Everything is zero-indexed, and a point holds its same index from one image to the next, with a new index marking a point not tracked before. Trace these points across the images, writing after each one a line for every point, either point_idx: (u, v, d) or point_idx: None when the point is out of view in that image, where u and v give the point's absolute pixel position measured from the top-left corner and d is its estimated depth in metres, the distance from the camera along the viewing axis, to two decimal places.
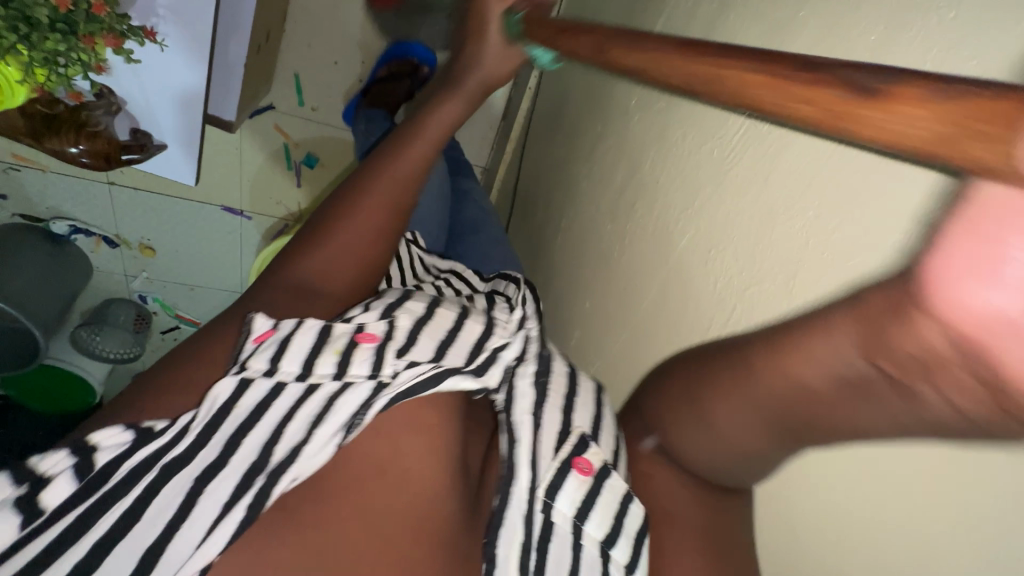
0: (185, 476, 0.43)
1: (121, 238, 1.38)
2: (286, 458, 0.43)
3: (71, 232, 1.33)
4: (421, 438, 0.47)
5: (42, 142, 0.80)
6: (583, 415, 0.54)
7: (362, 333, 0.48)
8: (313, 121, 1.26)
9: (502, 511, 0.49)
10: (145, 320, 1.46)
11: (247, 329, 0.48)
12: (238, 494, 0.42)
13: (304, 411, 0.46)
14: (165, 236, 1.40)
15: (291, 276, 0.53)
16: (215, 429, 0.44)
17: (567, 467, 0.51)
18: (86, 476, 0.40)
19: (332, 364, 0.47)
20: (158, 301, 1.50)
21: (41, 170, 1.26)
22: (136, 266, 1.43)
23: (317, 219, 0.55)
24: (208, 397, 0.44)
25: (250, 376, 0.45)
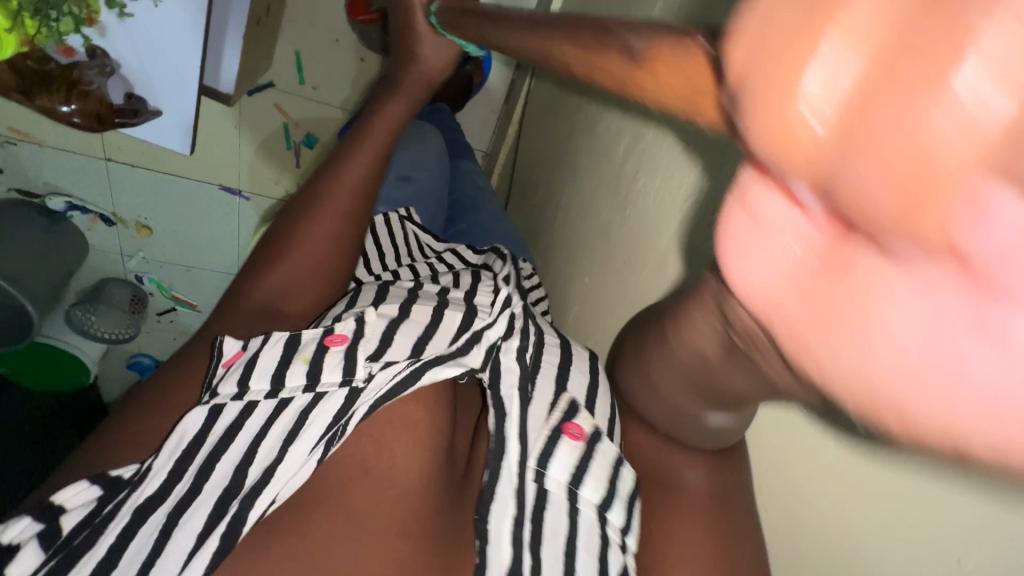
0: (158, 518, 0.41)
1: (118, 217, 1.37)
2: (263, 475, 0.43)
3: (67, 209, 1.32)
4: (407, 438, 0.45)
5: (32, 99, 0.78)
6: (577, 385, 0.54)
7: (330, 337, 0.50)
8: (314, 100, 1.24)
9: (494, 486, 0.46)
10: (140, 302, 1.46)
11: (218, 353, 0.49)
12: (215, 519, 0.41)
13: (280, 426, 0.46)
14: (162, 215, 1.39)
15: (256, 301, 0.53)
16: (189, 462, 0.44)
17: (558, 434, 0.50)
18: (52, 544, 0.40)
19: (303, 375, 0.48)
20: (155, 282, 1.49)
21: (38, 146, 1.24)
22: (132, 246, 1.42)
23: (279, 236, 0.56)
24: (175, 433, 0.44)
25: (219, 404, 0.46)
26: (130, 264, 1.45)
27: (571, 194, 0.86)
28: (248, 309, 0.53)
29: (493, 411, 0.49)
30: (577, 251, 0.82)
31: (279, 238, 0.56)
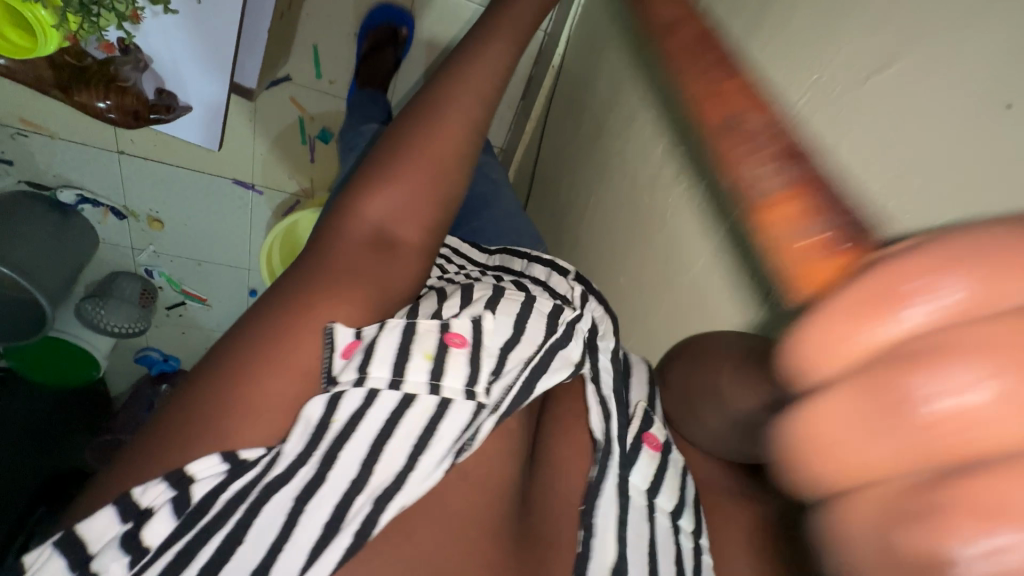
0: (283, 499, 0.40)
1: (129, 210, 1.36)
2: (395, 480, 0.41)
3: (78, 202, 1.31)
4: (502, 436, 0.49)
5: (71, 95, 0.81)
6: (639, 391, 0.60)
7: (451, 335, 0.47)
8: (329, 95, 1.24)
9: (600, 483, 0.50)
10: (150, 295, 1.46)
11: (330, 342, 0.44)
12: (340, 517, 0.39)
13: (406, 427, 0.43)
14: (173, 209, 1.37)
15: (359, 239, 0.51)
16: (315, 445, 0.41)
17: (639, 443, 0.55)
18: (185, 512, 0.38)
19: (427, 372, 0.45)
20: (164, 276, 1.48)
21: (51, 138, 1.21)
22: (143, 240, 1.41)
23: (379, 186, 0.53)
24: (301, 418, 0.41)
25: (341, 390, 0.42)
26: (141, 258, 1.44)
27: (599, 196, 0.87)
28: (355, 248, 0.50)
29: (596, 409, 0.53)
30: (610, 251, 0.84)
31: (378, 174, 0.53)
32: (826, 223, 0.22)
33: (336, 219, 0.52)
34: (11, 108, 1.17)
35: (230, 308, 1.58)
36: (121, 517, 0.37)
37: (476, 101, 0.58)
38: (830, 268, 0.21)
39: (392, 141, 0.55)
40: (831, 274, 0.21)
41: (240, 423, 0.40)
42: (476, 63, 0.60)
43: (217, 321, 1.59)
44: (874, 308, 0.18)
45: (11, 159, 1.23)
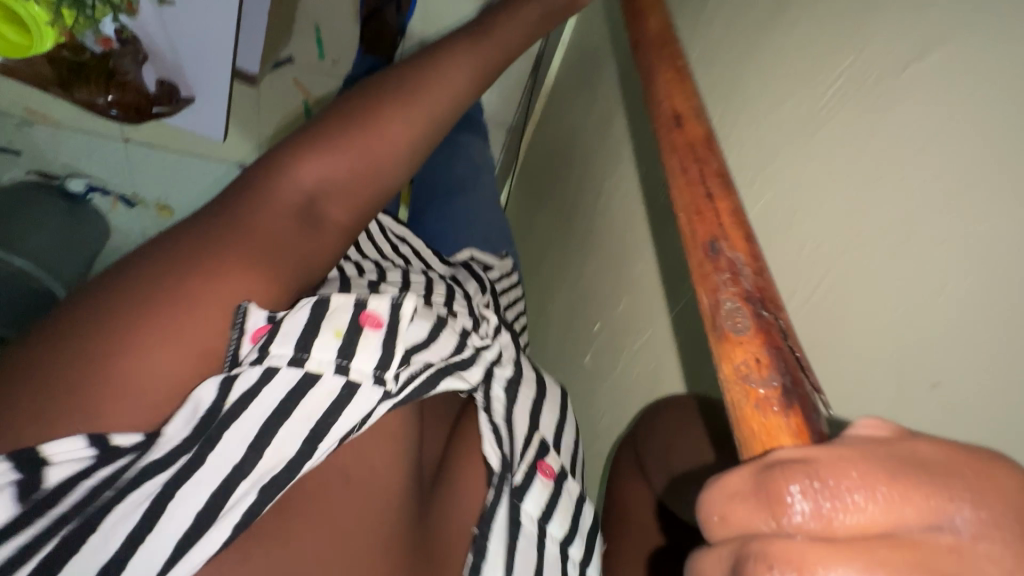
0: (142, 492, 0.32)
1: (138, 198, 1.33)
2: (287, 468, 0.35)
3: (87, 190, 1.26)
4: (382, 443, 0.41)
5: (72, 91, 0.79)
6: (548, 421, 0.58)
7: (367, 314, 0.41)
8: (334, 77, 1.20)
9: (494, 508, 0.48)
10: None
11: (241, 322, 0.35)
12: (219, 504, 0.33)
13: (307, 407, 0.37)
14: (182, 195, 1.36)
15: (285, 201, 0.40)
16: (203, 433, 0.34)
17: (533, 471, 0.53)
18: (32, 497, 0.30)
19: (333, 353, 0.39)
20: None
21: (54, 128, 1.26)
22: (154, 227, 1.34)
23: (322, 144, 0.42)
24: (189, 400, 0.33)
25: (237, 371, 0.35)
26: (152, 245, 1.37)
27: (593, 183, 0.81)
28: (278, 208, 0.39)
29: (489, 430, 0.50)
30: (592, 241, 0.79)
31: (329, 130, 0.42)
32: (768, 379, 0.21)
33: (257, 183, 0.41)
34: (18, 100, 1.23)
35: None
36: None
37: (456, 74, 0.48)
38: (757, 421, 0.21)
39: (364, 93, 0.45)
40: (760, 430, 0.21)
41: (109, 396, 0.31)
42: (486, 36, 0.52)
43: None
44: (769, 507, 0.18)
45: (18, 150, 1.22)
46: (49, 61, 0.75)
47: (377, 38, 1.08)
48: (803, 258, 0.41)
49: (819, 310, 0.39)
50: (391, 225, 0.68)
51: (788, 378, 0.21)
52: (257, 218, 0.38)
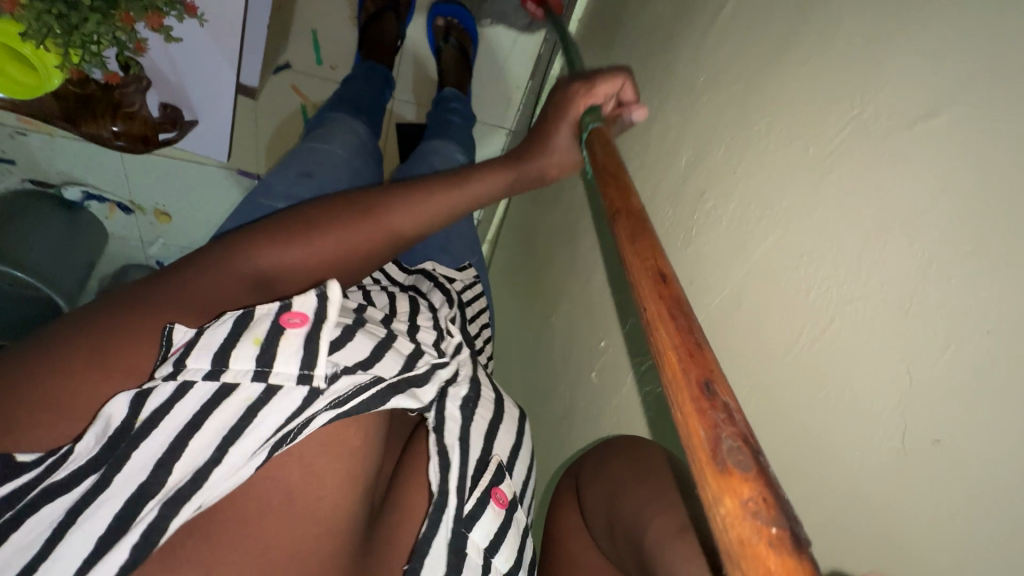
0: (49, 516, 0.34)
1: (136, 205, 1.33)
2: (193, 479, 0.36)
3: (84, 198, 1.28)
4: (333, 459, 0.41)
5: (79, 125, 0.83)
6: (504, 443, 0.55)
7: (289, 315, 0.41)
8: (331, 81, 1.19)
9: (429, 541, 0.46)
10: None
11: (166, 344, 0.38)
12: (125, 522, 0.34)
13: (219, 418, 0.38)
14: (179, 202, 1.35)
15: (242, 272, 0.43)
16: (114, 449, 0.35)
17: (486, 498, 0.51)
18: None
19: (253, 360, 0.39)
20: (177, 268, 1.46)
21: (48, 135, 1.20)
22: (152, 232, 1.39)
23: (294, 237, 0.46)
24: (100, 416, 0.35)
25: (150, 388, 0.36)
26: (151, 250, 1.41)
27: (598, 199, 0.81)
28: (229, 276, 0.43)
29: (434, 459, 0.49)
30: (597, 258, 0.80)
31: (298, 224, 0.47)
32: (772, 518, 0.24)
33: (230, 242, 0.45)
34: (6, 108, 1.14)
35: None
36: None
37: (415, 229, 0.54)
38: (772, 559, 0.23)
39: (339, 204, 0.51)
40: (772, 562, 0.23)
41: (33, 418, 0.33)
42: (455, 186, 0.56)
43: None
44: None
45: (12, 158, 1.21)
46: (56, 96, 0.78)
47: (375, 45, 1.06)
48: (806, 306, 0.43)
49: (825, 360, 0.40)
50: None
51: (778, 515, 0.24)
52: (212, 281, 0.42)
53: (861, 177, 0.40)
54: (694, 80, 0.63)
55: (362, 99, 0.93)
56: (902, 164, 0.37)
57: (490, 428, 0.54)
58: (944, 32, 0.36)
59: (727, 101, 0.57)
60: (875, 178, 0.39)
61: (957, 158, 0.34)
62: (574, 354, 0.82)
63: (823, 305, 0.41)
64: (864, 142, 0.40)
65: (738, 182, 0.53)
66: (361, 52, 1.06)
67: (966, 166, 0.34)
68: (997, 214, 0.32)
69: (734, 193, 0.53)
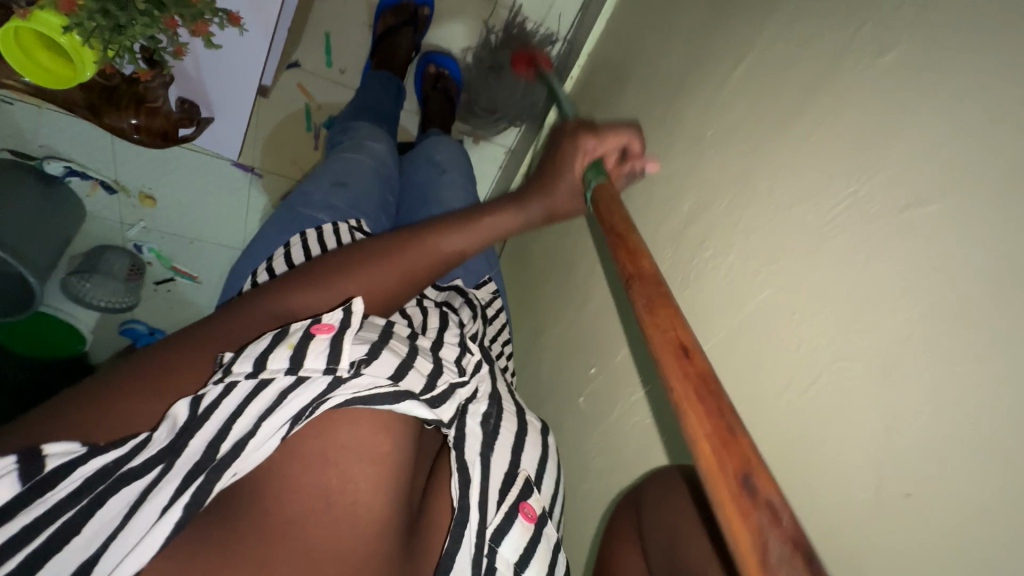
0: (122, 501, 0.37)
1: (120, 184, 1.30)
2: (233, 449, 0.39)
3: (66, 174, 1.24)
4: (368, 466, 0.43)
5: (100, 117, 0.82)
6: (530, 459, 0.57)
7: (317, 325, 0.44)
8: (340, 85, 1.21)
9: (453, 555, 0.48)
10: (139, 271, 1.39)
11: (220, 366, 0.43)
12: (181, 489, 0.37)
13: (257, 406, 0.41)
14: (167, 186, 1.33)
15: (272, 317, 0.46)
16: (182, 443, 0.39)
17: (514, 512, 0.53)
18: (35, 478, 0.34)
19: (286, 360, 0.42)
20: (154, 252, 1.41)
21: (38, 107, 1.17)
22: (133, 215, 1.34)
23: (314, 282, 0.48)
24: (168, 416, 0.39)
25: (203, 393, 0.40)
26: (130, 233, 1.37)
27: (596, 234, 0.84)
28: (262, 320, 0.46)
29: (455, 474, 0.50)
30: (592, 288, 0.83)
31: (320, 271, 0.50)
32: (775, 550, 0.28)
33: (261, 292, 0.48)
34: None
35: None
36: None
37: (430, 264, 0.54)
38: None
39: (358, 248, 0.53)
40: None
41: (124, 408, 0.39)
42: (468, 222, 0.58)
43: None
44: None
45: None
46: (82, 86, 0.78)
47: (389, 55, 1.08)
48: (796, 360, 0.47)
49: (810, 414, 0.45)
50: None
51: None
52: (253, 319, 0.46)
53: (847, 246, 0.45)
54: (699, 133, 0.68)
55: (379, 107, 0.95)
56: (888, 241, 0.42)
57: (516, 443, 0.56)
58: (926, 131, 0.41)
59: (728, 163, 0.62)
60: (864, 250, 0.44)
61: (934, 239, 0.39)
62: (561, 382, 0.85)
63: (810, 360, 0.46)
64: (859, 218, 0.45)
65: (737, 235, 0.57)
66: (373, 61, 1.07)
67: (943, 245, 0.38)
68: (971, 291, 0.36)
69: (733, 244, 0.58)
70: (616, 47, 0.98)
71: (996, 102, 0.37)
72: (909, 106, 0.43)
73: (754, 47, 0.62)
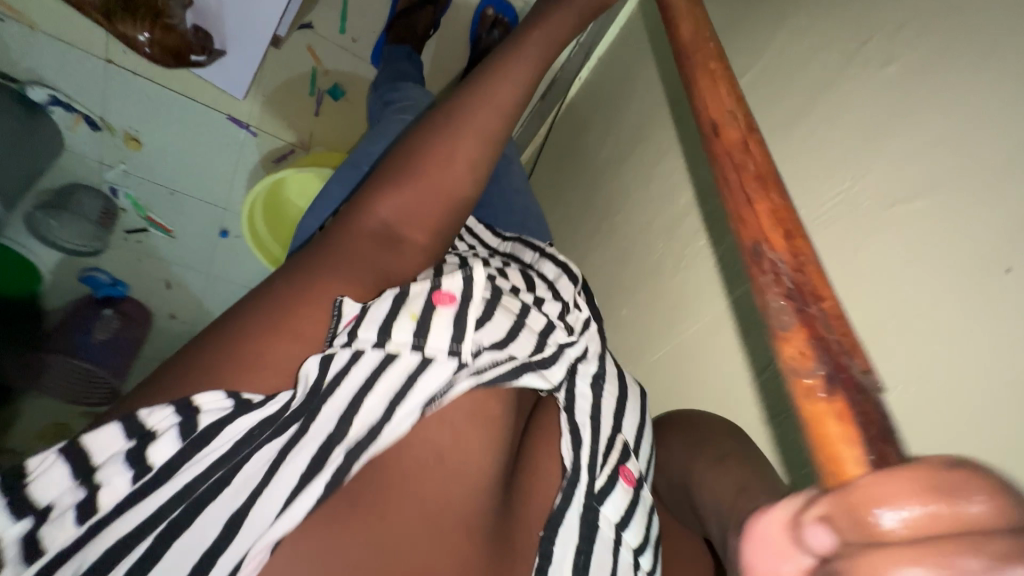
0: (269, 452, 0.38)
1: (106, 123, 1.22)
2: (369, 432, 0.39)
3: (49, 103, 1.15)
4: (483, 427, 0.45)
5: (116, 23, 1.02)
6: (629, 424, 0.57)
7: (440, 294, 0.46)
8: (351, 54, 1.23)
9: (563, 510, 0.48)
10: (111, 217, 1.35)
11: (337, 312, 0.43)
12: (319, 463, 0.38)
13: (385, 382, 0.41)
14: (158, 133, 1.26)
15: (367, 228, 0.50)
16: (311, 403, 0.39)
17: (616, 477, 0.52)
18: (189, 436, 0.36)
19: (411, 334, 0.43)
20: (130, 199, 1.35)
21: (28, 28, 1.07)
22: (114, 156, 1.27)
23: (393, 190, 0.53)
24: (300, 374, 0.40)
25: (331, 351, 0.41)
26: (108, 175, 1.30)
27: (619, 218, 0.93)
28: (361, 233, 0.49)
29: (568, 435, 0.51)
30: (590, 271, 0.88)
31: (391, 181, 0.54)
32: (816, 369, 0.24)
33: (348, 215, 0.52)
34: None
35: (227, 267, 1.55)
36: (124, 435, 0.35)
37: (485, 140, 0.58)
38: (828, 423, 0.23)
39: (427, 132, 0.57)
40: (841, 450, 0.22)
41: (259, 355, 0.39)
42: (505, 72, 0.62)
43: (204, 283, 1.55)
44: (860, 497, 0.20)
45: None
46: None
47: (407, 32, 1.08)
48: None
49: None
50: None
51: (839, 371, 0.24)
52: (353, 241, 0.48)
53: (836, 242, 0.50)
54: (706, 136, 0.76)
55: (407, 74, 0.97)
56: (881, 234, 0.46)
57: (618, 409, 0.56)
58: (921, 136, 0.45)
59: None
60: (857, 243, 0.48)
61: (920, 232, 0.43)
62: None
63: None
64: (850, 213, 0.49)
65: None
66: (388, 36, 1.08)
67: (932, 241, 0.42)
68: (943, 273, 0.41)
69: None
70: (625, 51, 1.03)
71: (994, 105, 0.41)
72: (914, 107, 0.47)
73: (770, 51, 0.66)
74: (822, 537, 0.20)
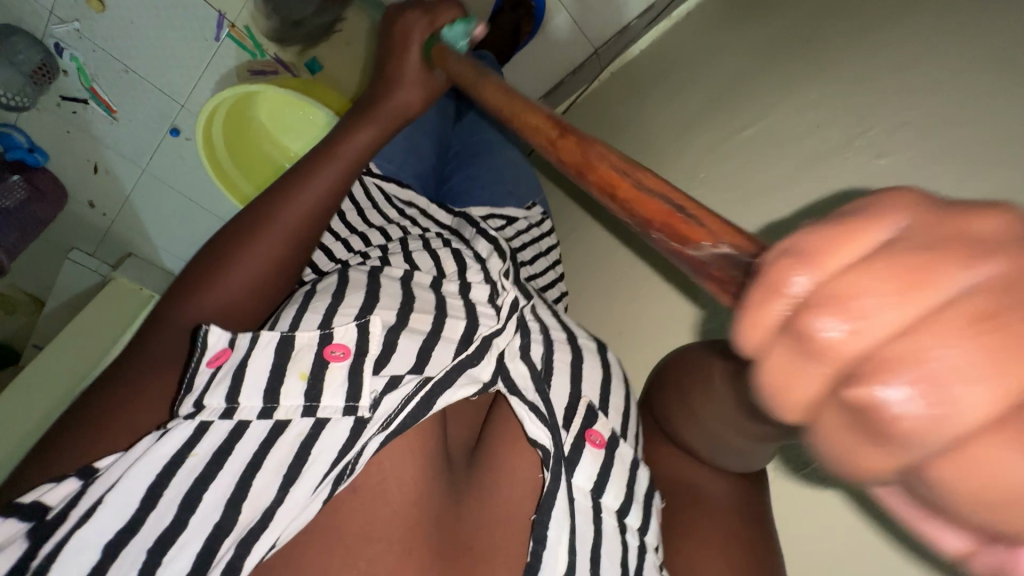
0: (136, 549, 0.39)
1: None
2: (261, 515, 0.41)
3: None
4: (405, 453, 0.45)
5: None
6: (592, 387, 0.58)
7: (329, 350, 0.48)
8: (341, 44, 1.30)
9: (552, 496, 0.48)
10: (48, 74, 1.15)
11: (201, 347, 0.49)
12: (207, 558, 0.39)
13: (274, 457, 0.44)
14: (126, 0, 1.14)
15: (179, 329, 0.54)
16: (160, 493, 0.41)
17: (582, 441, 0.53)
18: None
19: (300, 395, 0.47)
20: (76, 63, 1.18)
21: None
22: (69, 11, 1.12)
23: (195, 290, 0.55)
24: (158, 450, 0.42)
25: (207, 417, 0.45)
26: (55, 29, 1.13)
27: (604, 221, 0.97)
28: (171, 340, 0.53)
29: (529, 412, 0.50)
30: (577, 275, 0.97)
31: (195, 277, 0.56)
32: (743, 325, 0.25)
33: (167, 314, 0.55)
34: None
35: (167, 170, 1.41)
36: None
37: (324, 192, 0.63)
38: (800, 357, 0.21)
39: (240, 226, 0.59)
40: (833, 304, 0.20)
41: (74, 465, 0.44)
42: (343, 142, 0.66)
43: (137, 180, 1.40)
44: (850, 302, 0.19)
45: None
46: None
47: None
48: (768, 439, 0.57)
49: None
50: (399, 193, 0.76)
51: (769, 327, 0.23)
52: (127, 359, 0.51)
53: None
54: (694, 175, 0.84)
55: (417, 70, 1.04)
56: None
57: (570, 371, 0.58)
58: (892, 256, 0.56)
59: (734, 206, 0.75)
60: None
61: None
62: None
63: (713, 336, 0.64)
64: None
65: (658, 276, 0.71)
66: None
67: None
68: None
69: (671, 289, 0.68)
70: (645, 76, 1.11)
71: None
72: None
73: (771, 112, 0.76)
74: (854, 339, 0.19)
